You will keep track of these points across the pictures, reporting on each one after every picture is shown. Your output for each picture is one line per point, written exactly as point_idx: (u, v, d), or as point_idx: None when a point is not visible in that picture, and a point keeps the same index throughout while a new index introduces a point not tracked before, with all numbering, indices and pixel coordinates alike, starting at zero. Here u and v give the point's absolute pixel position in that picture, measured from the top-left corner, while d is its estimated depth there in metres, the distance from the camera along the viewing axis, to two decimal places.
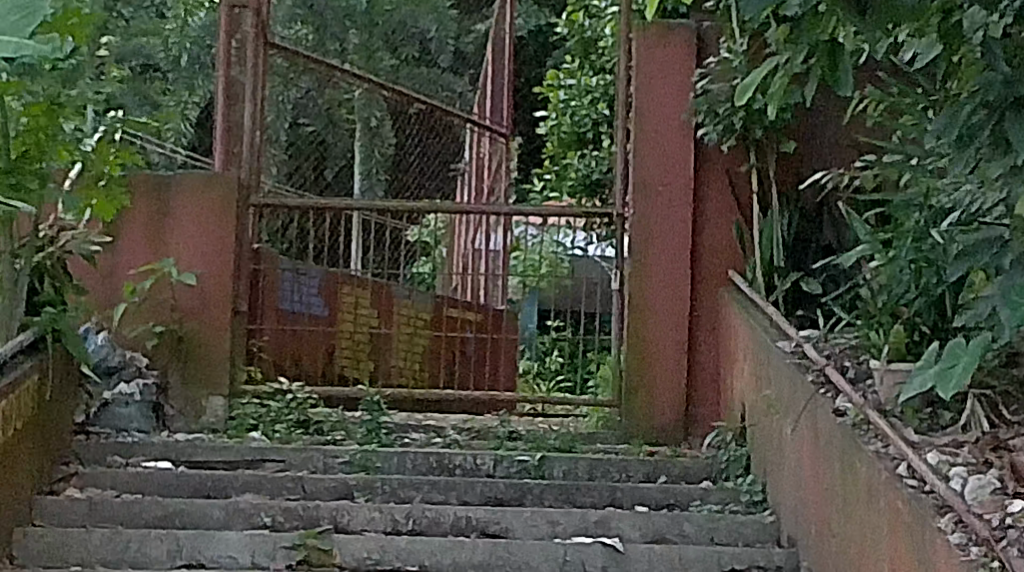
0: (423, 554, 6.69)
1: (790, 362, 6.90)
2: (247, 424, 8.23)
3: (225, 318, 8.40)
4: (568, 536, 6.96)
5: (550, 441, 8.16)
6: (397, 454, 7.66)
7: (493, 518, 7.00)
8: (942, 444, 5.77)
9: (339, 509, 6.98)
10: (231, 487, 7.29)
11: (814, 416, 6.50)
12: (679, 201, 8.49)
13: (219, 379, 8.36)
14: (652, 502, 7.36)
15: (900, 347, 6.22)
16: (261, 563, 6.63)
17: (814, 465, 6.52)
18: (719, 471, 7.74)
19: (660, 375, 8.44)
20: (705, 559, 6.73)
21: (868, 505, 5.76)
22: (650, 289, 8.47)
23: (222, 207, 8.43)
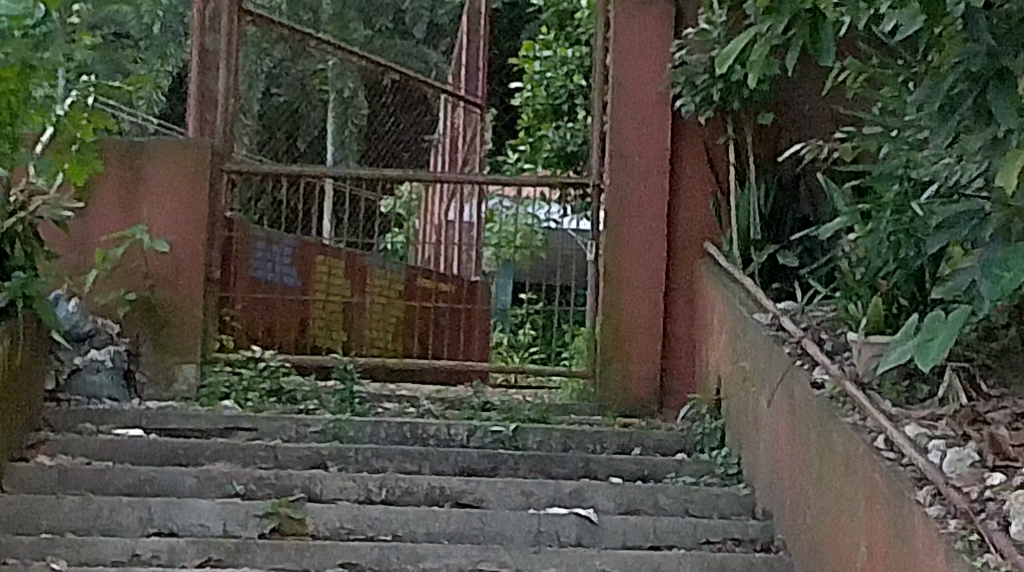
0: (397, 523, 6.66)
1: (767, 335, 6.88)
2: (219, 392, 8.19)
3: (198, 286, 8.34)
4: (542, 507, 6.93)
5: (524, 411, 8.12)
6: (371, 423, 7.62)
7: (467, 488, 6.97)
8: (920, 417, 5.75)
9: (312, 478, 6.93)
10: (203, 455, 7.23)
11: (790, 388, 6.47)
12: (656, 171, 8.45)
13: (192, 347, 8.30)
14: (627, 474, 7.33)
15: (878, 320, 6.19)
16: (233, 532, 6.59)
17: (790, 438, 6.50)
18: (694, 443, 7.72)
19: (635, 347, 8.41)
20: (680, 531, 6.70)
21: (845, 478, 5.73)
22: (625, 260, 8.44)
23: (195, 173, 8.37)
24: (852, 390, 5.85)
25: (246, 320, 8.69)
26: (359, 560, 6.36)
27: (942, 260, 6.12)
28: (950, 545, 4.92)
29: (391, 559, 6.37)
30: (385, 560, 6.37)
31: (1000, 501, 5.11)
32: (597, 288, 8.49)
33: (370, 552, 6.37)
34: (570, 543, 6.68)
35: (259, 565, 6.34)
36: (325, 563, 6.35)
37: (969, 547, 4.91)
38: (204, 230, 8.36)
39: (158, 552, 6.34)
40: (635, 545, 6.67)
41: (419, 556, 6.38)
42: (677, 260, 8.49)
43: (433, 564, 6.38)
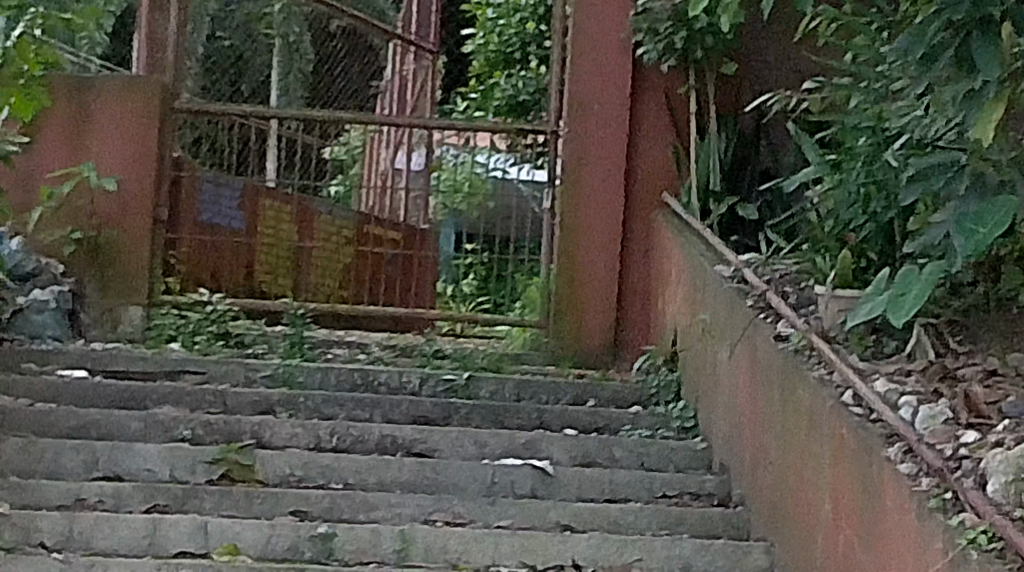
0: (348, 472, 6.51)
1: (728, 288, 6.75)
2: (166, 335, 8.02)
3: (146, 227, 8.17)
4: (496, 458, 6.81)
5: (477, 360, 8.00)
6: (321, 369, 7.46)
7: (419, 437, 6.82)
8: (889, 373, 5.63)
9: (261, 424, 6.78)
10: (149, 399, 7.06)
11: (752, 342, 6.35)
12: (615, 119, 8.31)
13: (138, 290, 8.13)
14: (581, 425, 7.20)
15: (845, 274, 6.06)
16: (180, 478, 6.43)
17: (750, 392, 6.38)
18: (649, 396, 7.59)
19: (590, 297, 8.29)
20: (636, 484, 6.58)
21: (809, 434, 5.62)
22: (582, 209, 8.30)
23: (145, 111, 8.14)
24: (819, 343, 5.73)
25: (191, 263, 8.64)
26: (311, 508, 6.20)
27: (913, 213, 5.99)
28: (923, 504, 4.83)
29: (343, 508, 6.22)
30: (337, 509, 6.21)
31: (974, 459, 5.00)
32: (552, 236, 8.35)
33: (322, 501, 6.21)
34: (524, 495, 6.55)
35: (207, 512, 6.18)
36: (276, 511, 6.19)
37: (942, 505, 4.82)
38: (153, 170, 8.17)
39: (103, 497, 6.17)
40: (590, 498, 6.55)
41: (371, 505, 6.23)
42: (634, 210, 8.37)
43: (386, 513, 6.23)
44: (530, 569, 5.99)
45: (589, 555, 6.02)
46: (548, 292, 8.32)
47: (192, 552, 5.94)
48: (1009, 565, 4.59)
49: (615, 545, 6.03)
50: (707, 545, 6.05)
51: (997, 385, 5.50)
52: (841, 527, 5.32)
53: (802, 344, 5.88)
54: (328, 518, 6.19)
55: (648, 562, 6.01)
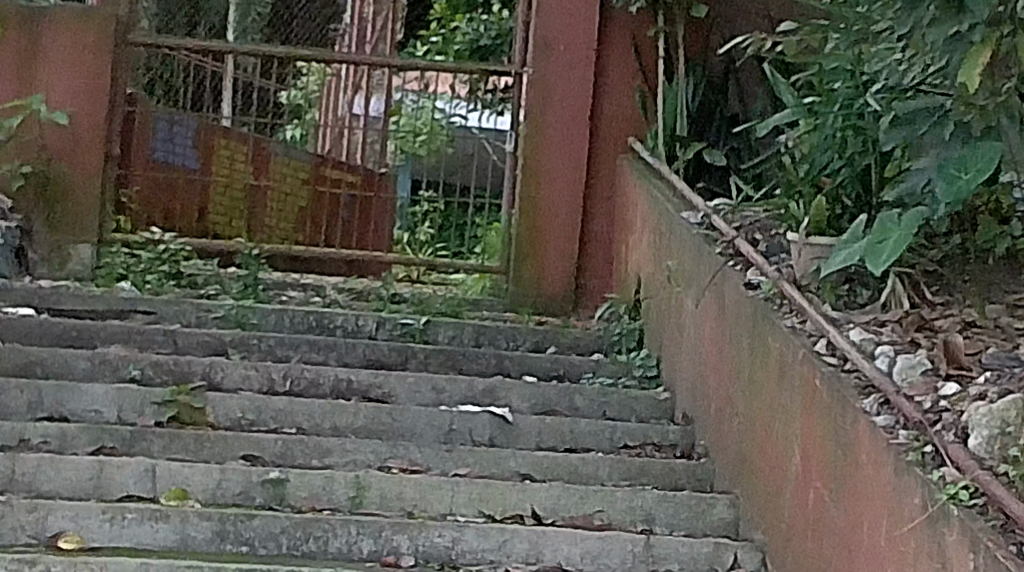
0: (302, 416, 6.32)
1: (697, 234, 6.57)
2: (116, 274, 7.81)
3: (97, 162, 7.95)
4: (454, 405, 6.63)
5: (435, 305, 7.80)
6: (276, 311, 7.27)
7: (375, 382, 6.64)
8: (864, 323, 5.46)
9: (213, 366, 6.59)
10: (97, 337, 6.86)
11: (720, 290, 6.18)
12: (581, 61, 8.10)
13: (88, 227, 7.93)
14: (541, 372, 7.02)
15: (820, 220, 5.85)
16: (128, 420, 6.23)
17: (717, 341, 6.21)
18: (611, 344, 7.41)
19: (551, 244, 8.12)
20: (597, 433, 6.40)
21: (778, 386, 5.45)
22: (544, 153, 8.11)
23: (100, 43, 7.93)
24: (791, 291, 5.55)
25: (143, 201, 8.41)
26: (262, 453, 6.00)
27: (890, 159, 5.80)
28: (900, 458, 4.66)
29: (296, 453, 6.02)
30: (290, 454, 6.02)
31: (954, 413, 4.84)
32: (514, 180, 8.16)
33: (274, 446, 6.01)
34: (482, 442, 6.37)
35: (155, 455, 5.98)
36: (226, 455, 5.99)
37: (921, 459, 4.65)
38: (107, 104, 7.95)
39: (47, 438, 5.96)
40: (550, 447, 6.37)
41: (325, 451, 6.03)
42: (598, 154, 8.18)
43: (340, 460, 6.04)
44: (487, 519, 5.80)
45: (548, 505, 5.84)
46: (510, 237, 8.14)
47: (138, 496, 5.74)
48: (991, 521, 4.43)
49: (577, 495, 5.85)
50: (671, 497, 5.87)
51: (974, 336, 5.33)
52: (811, 480, 5.15)
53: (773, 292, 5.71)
54: (280, 463, 5.99)
55: (609, 514, 5.83)
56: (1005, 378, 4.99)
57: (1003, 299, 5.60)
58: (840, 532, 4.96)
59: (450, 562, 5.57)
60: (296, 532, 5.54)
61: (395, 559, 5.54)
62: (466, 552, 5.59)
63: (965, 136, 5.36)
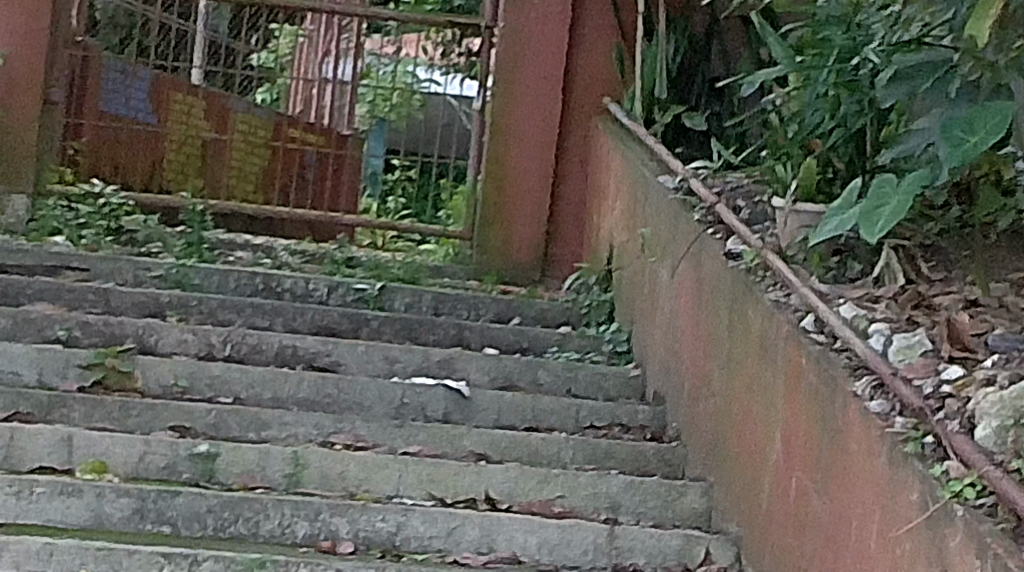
0: (240, 384, 5.82)
1: (674, 200, 6.07)
2: (50, 228, 7.26)
3: (33, 106, 7.52)
4: (407, 376, 6.14)
5: (392, 270, 7.29)
6: (219, 271, 6.77)
7: (323, 349, 6.14)
8: (856, 298, 4.95)
9: (146, 327, 6.10)
10: (23, 295, 6.36)
11: (698, 259, 5.69)
12: (556, 14, 7.64)
13: (25, 175, 7.50)
14: (503, 344, 6.53)
15: (809, 186, 5.33)
16: (49, 383, 5.74)
17: (693, 315, 5.72)
18: (579, 317, 6.92)
19: (519, 208, 7.63)
20: (560, 411, 5.90)
21: (758, 364, 4.97)
22: (514, 112, 7.62)
23: None
24: (776, 263, 5.05)
25: (90, 154, 7.97)
26: (193, 424, 5.51)
27: (887, 121, 5.29)
28: (898, 448, 4.18)
29: (230, 426, 5.52)
30: (224, 426, 5.52)
31: (960, 400, 4.34)
32: (481, 140, 7.67)
33: (206, 417, 5.52)
34: (436, 419, 5.88)
35: (76, 423, 5.48)
36: (153, 425, 5.49)
37: (919, 450, 4.17)
38: (42, 43, 7.51)
39: None
40: (509, 425, 5.87)
41: (262, 423, 5.54)
42: (572, 114, 7.70)
43: (279, 433, 5.54)
44: (437, 503, 5.31)
45: (504, 489, 5.35)
46: (475, 200, 7.64)
47: (52, 468, 5.25)
48: (1001, 525, 3.95)
49: (536, 478, 5.36)
50: (638, 483, 5.37)
51: (979, 315, 4.84)
52: (793, 469, 4.66)
53: (756, 262, 5.21)
54: (213, 436, 5.50)
55: (571, 499, 5.34)
56: (1016, 362, 4.50)
57: (1008, 276, 5.10)
58: (824, 530, 4.48)
59: (394, 549, 5.09)
60: (223, 512, 5.06)
61: (333, 545, 5.05)
62: (412, 538, 5.10)
63: (972, 95, 4.85)
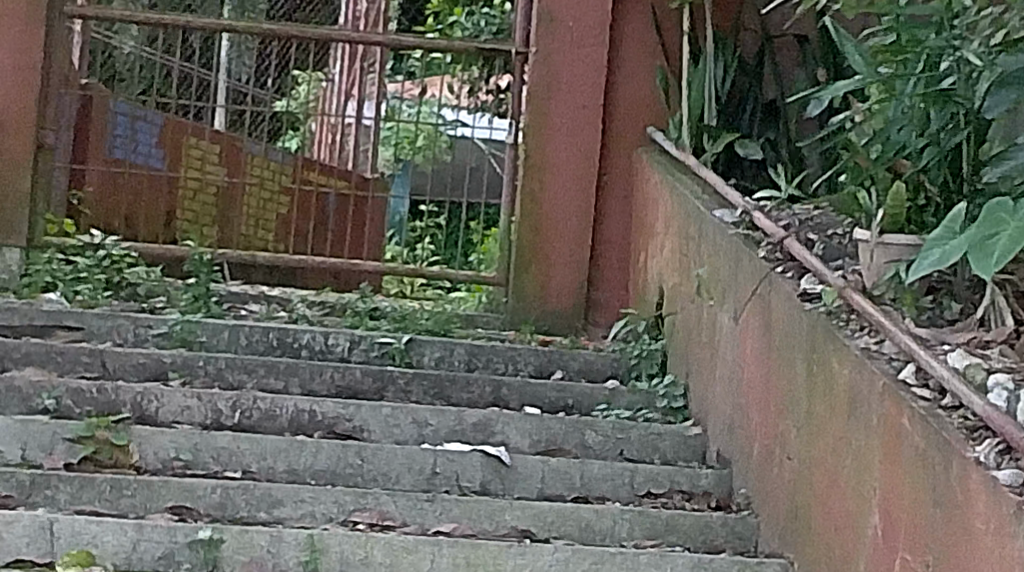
0: (250, 456, 5.14)
1: (736, 237, 5.39)
2: (43, 282, 6.60)
3: (25, 151, 6.84)
4: (439, 442, 5.45)
5: (420, 321, 6.60)
6: (229, 327, 6.09)
7: (343, 413, 5.46)
8: (962, 344, 4.26)
9: (145, 393, 5.43)
10: (8, 359, 5.71)
11: (766, 301, 5.01)
12: (592, 37, 6.96)
13: (16, 228, 6.82)
14: (545, 403, 5.84)
15: (898, 213, 4.63)
16: (34, 460, 5.06)
17: (760, 366, 5.03)
18: (628, 369, 6.22)
19: (558, 249, 6.94)
20: (613, 478, 5.20)
21: (844, 423, 4.28)
22: (549, 144, 6.94)
23: (28, 12, 6.84)
24: (863, 305, 4.36)
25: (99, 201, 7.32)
26: (196, 504, 4.83)
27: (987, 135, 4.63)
28: None
29: (238, 504, 4.85)
30: (230, 505, 4.84)
31: None
32: (514, 176, 7.00)
33: (210, 495, 4.84)
34: (473, 490, 5.18)
35: (61, 507, 4.80)
36: (149, 507, 4.82)
37: None
38: (36, 82, 6.84)
39: None
40: (555, 495, 5.18)
41: (275, 501, 4.86)
42: (612, 144, 7.01)
43: (294, 512, 4.86)
44: None
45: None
46: (508, 241, 6.96)
47: (31, 561, 4.57)
48: None
49: (587, 561, 4.67)
50: (706, 562, 4.68)
51: None
52: (895, 546, 3.99)
53: (838, 304, 4.52)
54: (219, 517, 4.83)
55: None
56: None
57: None
58: None
59: None
60: None
61: None
62: None
63: None
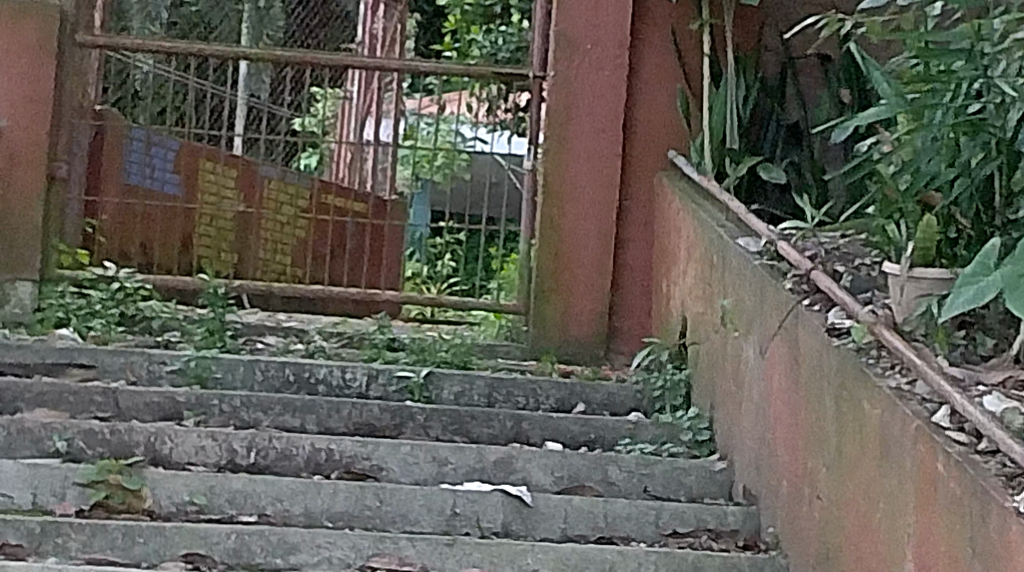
0: (265, 499, 5.02)
1: (760, 267, 5.25)
2: (55, 319, 6.42)
3: (37, 183, 6.57)
4: (458, 481, 5.33)
5: (438, 353, 6.47)
6: (244, 362, 5.96)
7: (361, 452, 5.34)
8: (998, 385, 4.15)
9: (159, 434, 5.31)
10: (20, 399, 5.58)
11: (792, 335, 4.88)
12: (611, 60, 6.82)
13: (28, 261, 6.58)
14: (567, 438, 5.71)
15: (928, 247, 4.54)
16: (44, 506, 4.95)
17: (785, 402, 4.91)
18: (652, 401, 6.08)
19: (580, 277, 6.80)
20: (637, 517, 5.08)
21: (873, 467, 4.17)
22: (570, 171, 6.80)
23: (41, 41, 6.56)
24: (893, 340, 4.25)
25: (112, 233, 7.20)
26: (210, 551, 4.75)
27: (1018, 164, 4.62)
28: None
29: (253, 550, 4.76)
30: (246, 551, 4.75)
31: None
32: (533, 203, 6.86)
33: (224, 542, 4.75)
34: (494, 531, 5.05)
35: (73, 556, 4.71)
36: (163, 555, 4.73)
37: None
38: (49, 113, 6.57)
39: None
40: (579, 536, 5.05)
41: (291, 547, 4.77)
42: (633, 170, 6.87)
43: (310, 558, 4.77)
44: None
45: None
46: (528, 269, 6.82)
47: None
48: None
49: None
50: None
51: None
52: None
53: (868, 340, 4.40)
54: (234, 565, 4.74)
55: None
56: None
57: None
58: None
59: None
60: None
61: None
62: None
63: None
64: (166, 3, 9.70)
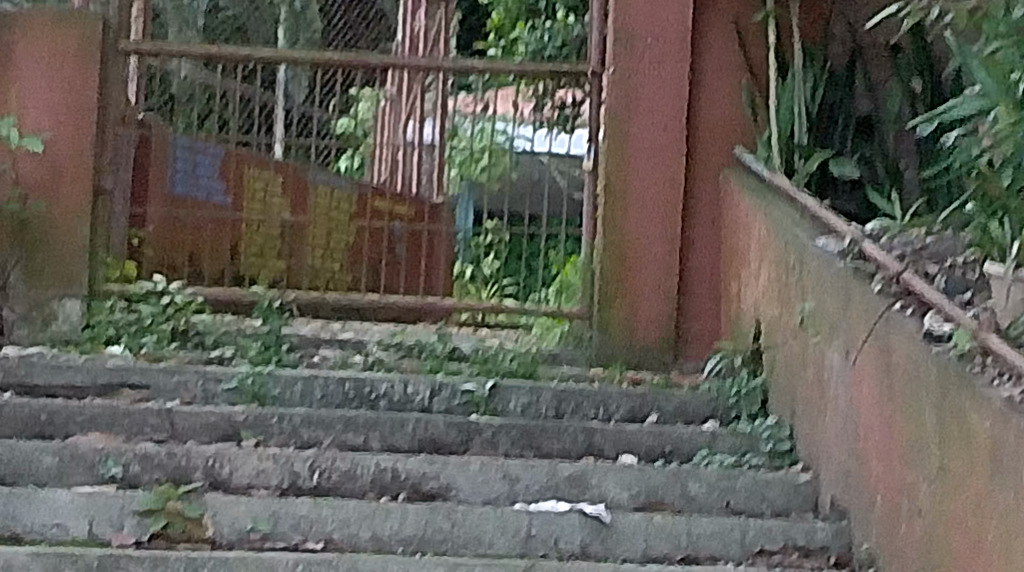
0: (332, 524, 4.78)
1: (845, 269, 4.97)
2: (105, 336, 6.17)
3: (83, 196, 6.30)
4: (531, 500, 5.08)
5: (503, 363, 6.22)
6: (302, 378, 5.70)
7: (429, 472, 5.09)
8: None
9: (218, 457, 5.06)
10: (72, 423, 5.34)
11: (881, 340, 4.66)
12: (672, 55, 6.47)
13: (77, 274, 6.29)
14: (642, 450, 5.46)
15: None
16: (101, 537, 4.72)
17: (874, 412, 4.69)
18: (727, 408, 5.82)
19: (645, 281, 6.45)
20: (722, 535, 4.83)
21: (990, 484, 4.10)
22: (632, 171, 6.46)
23: (79, 53, 6.31)
24: (1003, 348, 4.15)
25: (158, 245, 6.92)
26: None
27: None
28: None
29: None
30: None
31: None
32: (594, 206, 6.51)
33: None
34: (573, 552, 4.81)
35: None
36: None
37: None
38: (91, 125, 6.32)
39: None
40: (661, 555, 4.81)
41: None
42: (697, 168, 6.52)
43: None
44: None
45: None
46: (591, 273, 6.48)
47: None
48: None
49: None
50: None
51: None
52: None
53: (970, 345, 4.28)
54: None
55: None
56: None
57: None
58: None
59: None
60: None
61: None
62: None
63: None
64: (202, 9, 9.45)
